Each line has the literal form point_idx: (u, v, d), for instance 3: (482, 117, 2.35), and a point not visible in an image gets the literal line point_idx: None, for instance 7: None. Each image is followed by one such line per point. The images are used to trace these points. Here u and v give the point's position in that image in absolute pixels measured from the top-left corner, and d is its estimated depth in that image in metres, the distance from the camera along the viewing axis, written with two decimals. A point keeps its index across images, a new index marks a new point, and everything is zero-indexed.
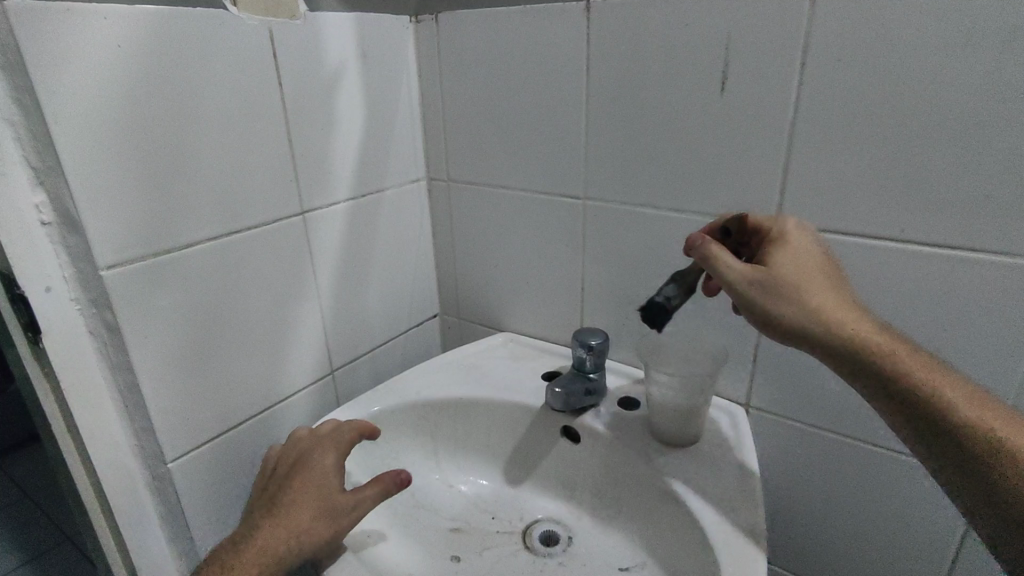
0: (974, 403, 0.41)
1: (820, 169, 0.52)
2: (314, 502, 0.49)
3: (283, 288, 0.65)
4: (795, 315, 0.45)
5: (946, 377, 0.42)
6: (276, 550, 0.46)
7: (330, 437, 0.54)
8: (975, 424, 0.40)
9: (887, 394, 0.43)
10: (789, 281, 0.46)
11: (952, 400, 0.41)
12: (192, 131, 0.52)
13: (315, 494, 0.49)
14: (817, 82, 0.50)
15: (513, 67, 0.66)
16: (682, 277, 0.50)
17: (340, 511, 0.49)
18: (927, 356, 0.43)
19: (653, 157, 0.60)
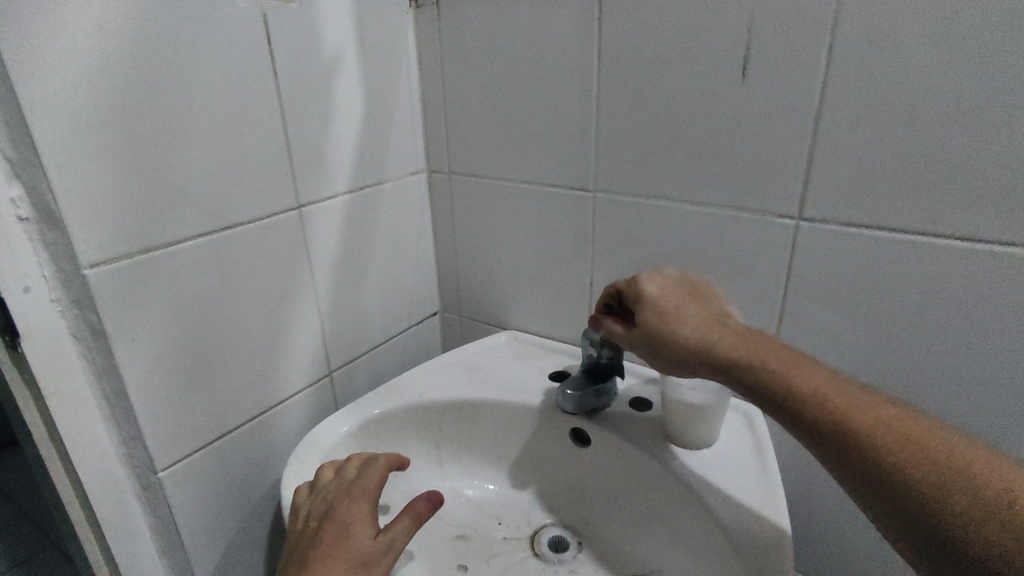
0: (853, 402, 0.37)
1: (847, 160, 0.49)
2: (344, 562, 0.43)
3: (278, 286, 0.61)
4: (666, 356, 0.45)
5: (811, 377, 0.39)
6: None
7: (358, 482, 0.49)
8: (858, 425, 0.36)
9: (770, 408, 0.40)
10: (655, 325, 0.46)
11: (818, 405, 0.38)
12: (178, 121, 0.49)
13: (344, 543, 0.44)
14: (847, 64, 0.47)
15: (519, 55, 0.63)
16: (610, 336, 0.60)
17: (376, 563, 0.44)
18: (795, 356, 0.40)
19: (667, 149, 0.58)
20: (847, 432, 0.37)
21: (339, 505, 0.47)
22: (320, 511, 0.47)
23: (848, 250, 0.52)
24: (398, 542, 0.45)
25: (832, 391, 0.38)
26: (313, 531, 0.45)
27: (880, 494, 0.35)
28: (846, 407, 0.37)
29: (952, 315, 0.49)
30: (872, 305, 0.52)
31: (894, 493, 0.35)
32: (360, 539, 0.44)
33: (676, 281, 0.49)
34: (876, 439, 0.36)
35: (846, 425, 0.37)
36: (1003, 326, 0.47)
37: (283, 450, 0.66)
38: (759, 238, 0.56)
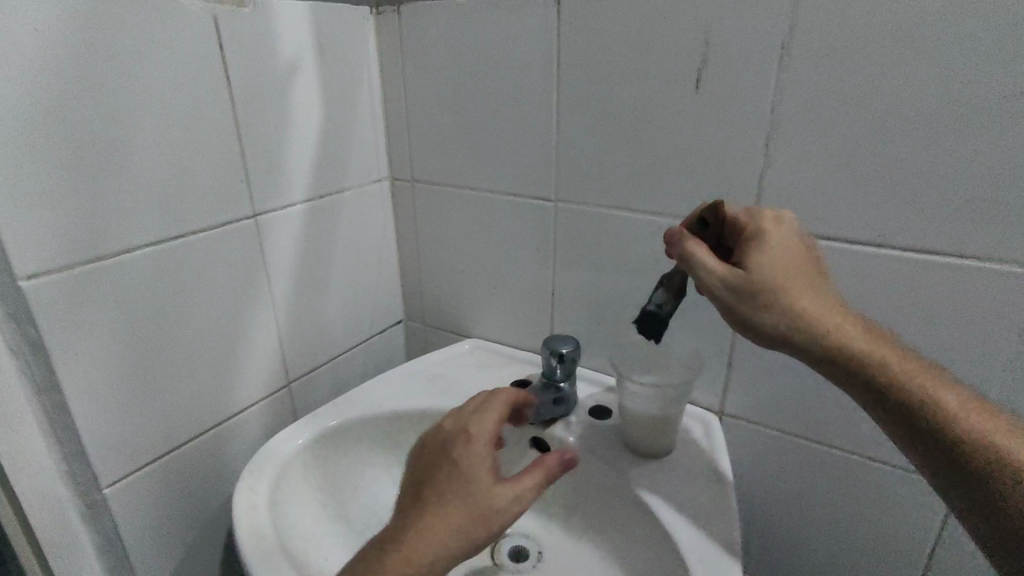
0: (972, 416, 0.39)
1: (797, 173, 0.51)
2: (466, 512, 0.40)
3: (235, 295, 0.60)
4: (770, 320, 0.43)
5: (930, 376, 0.41)
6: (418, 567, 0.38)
7: (484, 420, 0.44)
8: (976, 438, 0.38)
9: (879, 405, 0.41)
10: (771, 286, 0.42)
11: (937, 402, 0.40)
12: (126, 126, 0.48)
13: (463, 494, 0.40)
14: (795, 79, 0.48)
15: (480, 63, 0.63)
16: (670, 281, 0.51)
17: (497, 517, 0.40)
18: (907, 353, 0.42)
19: (625, 160, 0.58)
20: (960, 435, 0.39)
21: (470, 446, 0.42)
22: (436, 443, 0.44)
23: None
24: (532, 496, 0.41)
25: (946, 392, 0.40)
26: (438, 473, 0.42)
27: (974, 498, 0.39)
28: (958, 409, 0.39)
29: (900, 323, 0.51)
30: None
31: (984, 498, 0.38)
32: (496, 488, 0.41)
33: (786, 235, 0.45)
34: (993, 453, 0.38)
35: (959, 425, 0.39)
36: (943, 332, 0.49)
37: (237, 464, 0.64)
38: None
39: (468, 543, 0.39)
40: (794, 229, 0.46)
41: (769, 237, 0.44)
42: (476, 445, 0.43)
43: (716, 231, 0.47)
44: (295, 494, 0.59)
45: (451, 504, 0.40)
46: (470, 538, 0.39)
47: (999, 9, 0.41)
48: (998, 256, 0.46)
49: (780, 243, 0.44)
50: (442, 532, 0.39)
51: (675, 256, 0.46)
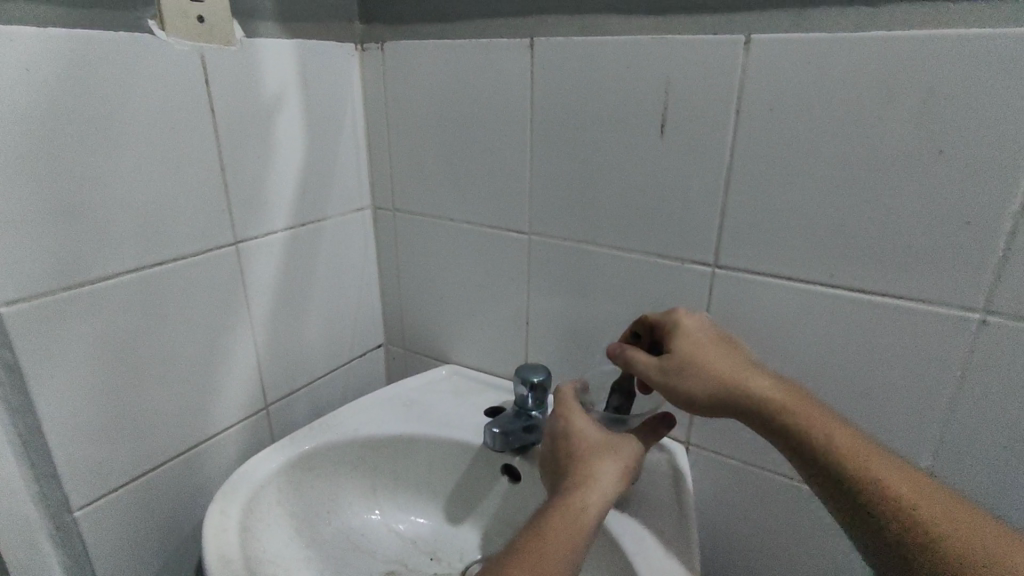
0: (877, 466, 0.42)
1: (756, 214, 0.53)
2: (605, 446, 0.50)
3: (214, 321, 0.62)
4: (689, 396, 0.48)
5: (840, 430, 0.44)
6: (594, 487, 0.47)
7: (569, 400, 0.55)
8: (879, 488, 0.41)
9: (800, 458, 0.45)
10: (687, 359, 0.49)
11: (845, 454, 0.43)
12: (111, 159, 0.50)
13: (600, 437, 0.51)
14: (751, 126, 0.51)
15: (459, 101, 0.66)
16: (620, 386, 0.57)
17: (627, 444, 0.51)
18: (821, 410, 0.46)
19: (594, 197, 0.60)
20: (870, 486, 0.42)
21: (572, 415, 0.53)
22: (552, 429, 0.54)
23: (759, 299, 0.55)
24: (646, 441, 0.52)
25: (855, 447, 0.43)
26: (563, 446, 0.52)
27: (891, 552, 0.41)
28: (867, 460, 0.43)
29: (853, 360, 0.52)
30: (784, 350, 0.55)
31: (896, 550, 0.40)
32: (615, 437, 0.52)
33: (701, 320, 0.52)
34: (893, 502, 0.41)
35: (865, 478, 0.42)
36: (891, 369, 0.51)
37: (211, 487, 0.65)
38: (679, 284, 0.58)
39: (615, 481, 0.48)
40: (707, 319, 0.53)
41: (685, 323, 0.52)
42: (581, 413, 0.54)
43: (647, 338, 0.56)
44: (270, 518, 0.60)
45: (586, 455, 0.50)
46: (616, 474, 0.49)
47: (935, 68, 0.44)
48: (940, 298, 0.48)
49: (695, 328, 0.51)
50: (596, 467, 0.48)
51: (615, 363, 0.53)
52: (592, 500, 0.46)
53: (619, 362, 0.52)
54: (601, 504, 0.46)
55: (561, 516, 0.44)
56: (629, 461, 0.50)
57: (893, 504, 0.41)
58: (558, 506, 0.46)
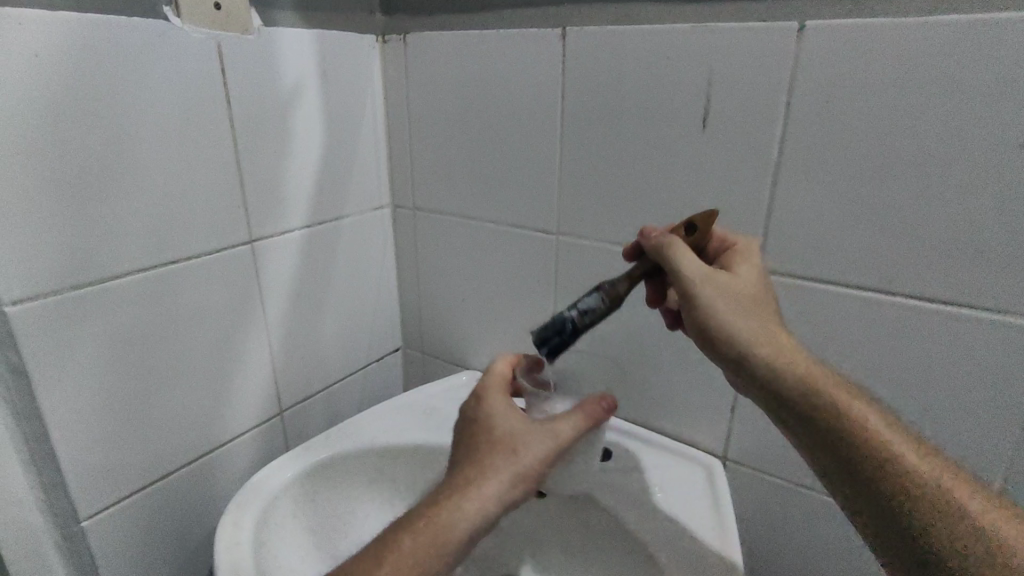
0: (889, 434, 0.40)
1: (805, 216, 0.49)
2: (499, 446, 0.45)
3: (228, 322, 0.59)
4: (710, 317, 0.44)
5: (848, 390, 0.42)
6: (462, 502, 0.43)
7: (493, 379, 0.50)
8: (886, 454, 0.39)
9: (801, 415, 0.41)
10: (738, 288, 0.45)
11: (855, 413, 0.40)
12: (123, 151, 0.47)
13: (503, 437, 0.45)
14: (802, 120, 0.47)
15: (483, 95, 0.63)
16: (612, 287, 0.47)
17: (524, 448, 0.45)
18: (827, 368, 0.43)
19: (628, 195, 0.57)
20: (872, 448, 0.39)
21: (490, 398, 0.48)
22: (469, 408, 0.49)
23: (807, 306, 0.51)
24: (563, 437, 0.46)
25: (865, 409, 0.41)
26: (471, 430, 0.47)
27: (881, 516, 0.38)
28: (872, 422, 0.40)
29: (911, 373, 0.48)
30: (837, 361, 0.51)
31: (893, 516, 0.38)
32: (525, 432, 0.45)
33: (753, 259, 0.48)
34: (897, 474, 0.38)
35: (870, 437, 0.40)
36: (955, 385, 0.47)
37: (224, 496, 0.62)
38: None
39: (505, 489, 0.44)
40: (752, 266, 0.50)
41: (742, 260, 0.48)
42: (497, 399, 0.48)
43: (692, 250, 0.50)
44: (283, 531, 0.57)
45: (485, 452, 0.45)
46: (506, 481, 0.44)
47: (1013, 56, 0.40)
48: (1014, 309, 0.43)
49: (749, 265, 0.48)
50: (477, 476, 0.44)
51: (660, 254, 0.47)
52: (463, 515, 0.42)
53: (668, 254, 0.46)
54: (473, 522, 0.42)
55: (422, 530, 0.42)
56: (530, 466, 0.44)
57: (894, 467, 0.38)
58: (425, 515, 0.43)
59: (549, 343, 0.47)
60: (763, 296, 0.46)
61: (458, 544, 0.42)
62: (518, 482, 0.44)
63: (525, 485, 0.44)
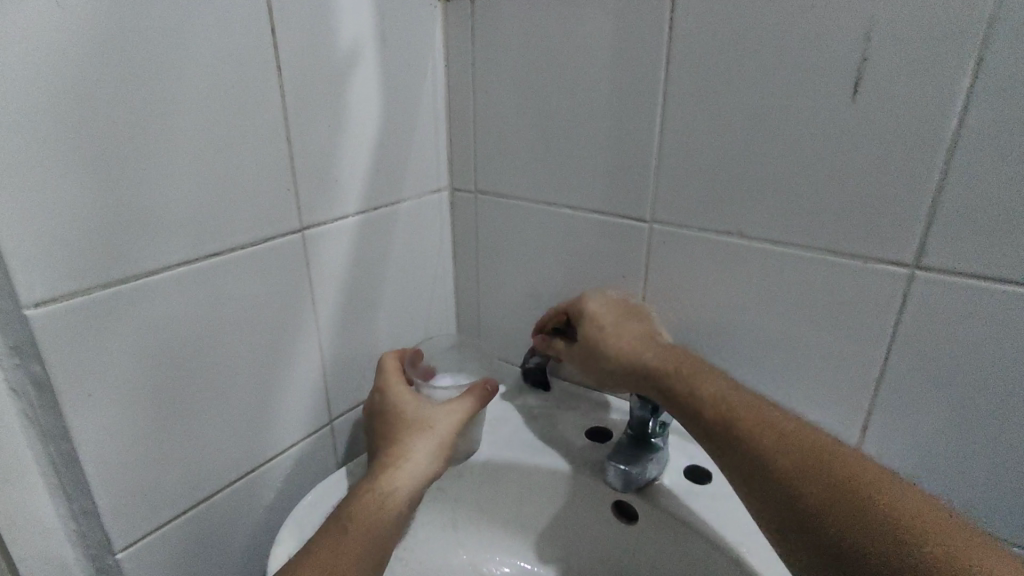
0: (779, 430, 0.39)
1: (987, 204, 0.39)
2: (410, 428, 0.49)
3: (278, 322, 0.52)
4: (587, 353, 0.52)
5: (739, 404, 0.42)
6: (388, 482, 0.46)
7: (389, 373, 0.54)
8: (792, 461, 0.38)
9: (692, 426, 0.44)
10: (602, 342, 0.51)
11: (748, 423, 0.40)
12: (157, 124, 0.40)
13: (409, 421, 0.50)
14: (992, 82, 0.38)
15: (564, 61, 0.54)
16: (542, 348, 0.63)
17: (434, 426, 0.50)
18: (711, 383, 0.44)
19: (744, 177, 0.48)
20: (781, 460, 0.38)
21: (390, 389, 0.52)
22: (373, 408, 0.53)
23: (978, 314, 0.42)
24: (467, 410, 0.51)
25: (764, 423, 0.40)
26: (382, 421, 0.51)
27: (772, 500, 0.38)
28: (771, 436, 0.39)
29: None
30: (1008, 385, 0.42)
31: (778, 494, 0.37)
32: (432, 411, 0.50)
33: (606, 307, 0.55)
34: (802, 483, 0.37)
35: (776, 448, 0.39)
36: None
37: (270, 516, 0.56)
38: (862, 291, 0.45)
39: (426, 461, 0.48)
40: (615, 302, 0.56)
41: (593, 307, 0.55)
42: (394, 390, 0.52)
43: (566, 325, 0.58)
44: None
45: (399, 435, 0.49)
46: (426, 453, 0.48)
47: None
48: None
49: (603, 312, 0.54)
50: (399, 457, 0.47)
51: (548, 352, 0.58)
52: (396, 487, 0.46)
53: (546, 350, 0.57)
54: (406, 490, 0.46)
55: (363, 508, 0.44)
56: (444, 438, 0.49)
57: (804, 474, 0.37)
58: (362, 494, 0.45)
59: (529, 369, 0.64)
60: (631, 332, 0.51)
61: (397, 513, 0.45)
62: (435, 453, 0.48)
63: (443, 454, 0.49)
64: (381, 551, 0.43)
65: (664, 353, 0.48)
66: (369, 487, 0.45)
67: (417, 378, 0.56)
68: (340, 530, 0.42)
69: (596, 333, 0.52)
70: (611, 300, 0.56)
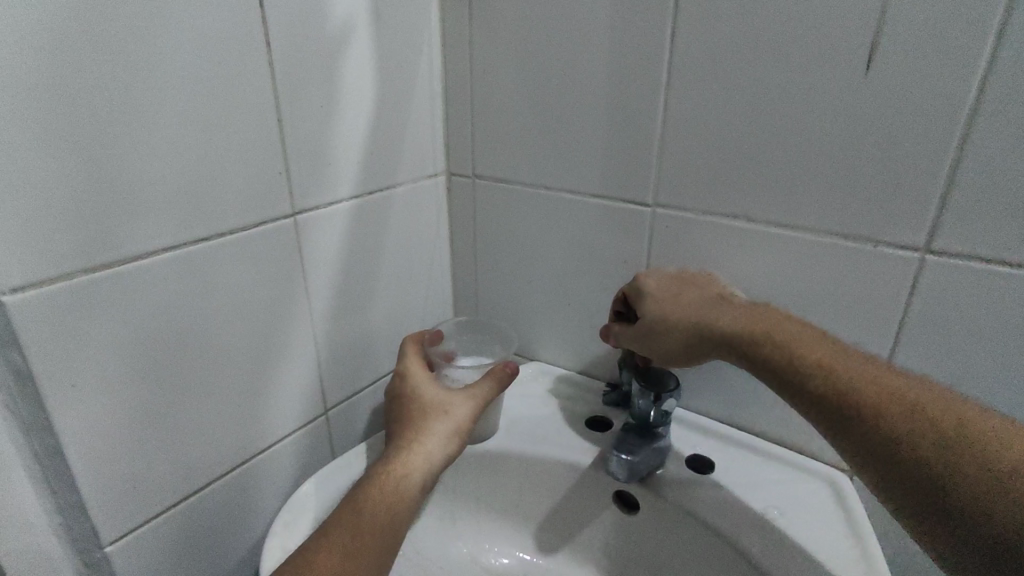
0: (895, 396, 0.34)
1: (1002, 184, 0.38)
2: (428, 409, 0.49)
3: (271, 309, 0.51)
4: (653, 330, 0.46)
5: (845, 369, 0.36)
6: (403, 464, 0.45)
7: (409, 356, 0.54)
8: (918, 429, 0.33)
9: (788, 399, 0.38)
10: (669, 318, 0.46)
11: (858, 393, 0.35)
12: (141, 102, 0.38)
13: (427, 403, 0.49)
14: (1009, 58, 0.36)
15: (565, 38, 0.52)
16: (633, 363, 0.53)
17: (451, 409, 0.49)
18: (811, 346, 0.38)
19: (750, 158, 0.47)
20: (902, 431, 0.33)
21: (410, 371, 0.52)
22: (394, 390, 0.53)
23: (991, 297, 0.41)
24: (487, 395, 0.51)
25: (875, 390, 0.35)
26: (400, 403, 0.51)
27: (900, 476, 0.33)
28: (885, 404, 0.34)
29: None
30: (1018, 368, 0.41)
31: (918, 480, 0.32)
32: (451, 394, 0.50)
33: (663, 278, 0.49)
34: (935, 456, 0.32)
35: (895, 419, 0.34)
36: None
37: (265, 506, 0.54)
38: (872, 275, 0.44)
39: (442, 444, 0.47)
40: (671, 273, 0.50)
41: (649, 283, 0.49)
42: (414, 371, 0.52)
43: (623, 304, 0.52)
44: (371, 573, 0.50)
45: (417, 416, 0.49)
46: (445, 435, 0.48)
47: None
48: None
49: (661, 286, 0.48)
50: (417, 439, 0.47)
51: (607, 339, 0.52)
52: (414, 467, 0.45)
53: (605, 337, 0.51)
54: (423, 472, 0.45)
55: (381, 484, 0.43)
56: (462, 421, 0.49)
57: (934, 445, 0.32)
58: (381, 470, 0.44)
59: (619, 396, 0.59)
60: (699, 301, 0.46)
61: (414, 494, 0.44)
62: (452, 436, 0.48)
63: (460, 438, 0.48)
64: (399, 528, 0.42)
65: (748, 317, 0.42)
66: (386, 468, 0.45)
67: (439, 360, 0.56)
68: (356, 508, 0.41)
69: (661, 310, 0.46)
70: (665, 275, 0.50)
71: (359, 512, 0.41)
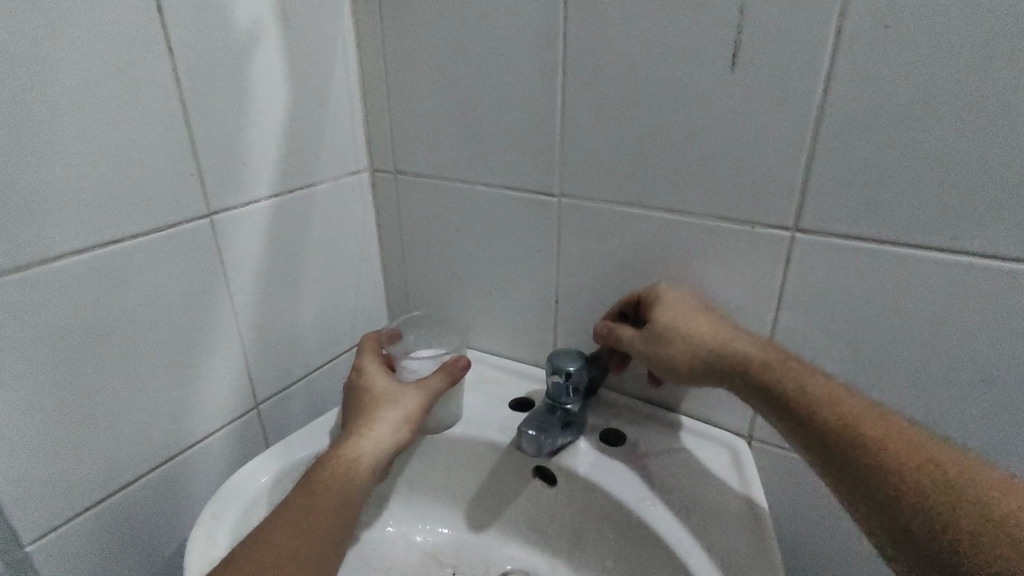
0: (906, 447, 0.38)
1: (853, 167, 0.42)
2: (378, 400, 0.51)
3: (191, 308, 0.52)
4: (656, 337, 0.48)
5: (869, 417, 0.39)
6: (355, 449, 0.47)
7: (365, 352, 0.56)
8: (915, 480, 0.36)
9: (797, 435, 0.41)
10: (688, 335, 0.47)
11: (873, 438, 0.38)
12: (47, 106, 0.39)
13: (377, 395, 0.51)
14: (847, 56, 0.40)
15: (470, 39, 0.55)
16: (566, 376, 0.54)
17: (404, 400, 0.51)
18: (835, 391, 0.41)
19: (641, 151, 0.50)
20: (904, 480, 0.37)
21: (365, 365, 0.54)
22: (349, 381, 0.54)
23: (850, 271, 0.45)
24: (435, 386, 0.53)
25: (886, 439, 0.38)
26: (353, 395, 0.53)
27: (891, 519, 0.37)
28: (895, 454, 0.38)
29: (962, 342, 0.43)
30: (876, 334, 0.46)
31: (904, 523, 0.36)
32: (402, 386, 0.52)
33: (682, 296, 0.50)
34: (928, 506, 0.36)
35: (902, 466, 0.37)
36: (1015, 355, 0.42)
37: (196, 500, 0.56)
38: (750, 255, 0.48)
39: (391, 431, 0.49)
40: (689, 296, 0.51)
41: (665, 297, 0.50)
42: (367, 365, 0.54)
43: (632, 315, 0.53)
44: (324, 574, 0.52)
45: (368, 406, 0.51)
46: (394, 424, 0.49)
47: None
48: None
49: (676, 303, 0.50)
50: (370, 428, 0.49)
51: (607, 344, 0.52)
52: (364, 452, 0.47)
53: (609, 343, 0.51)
54: (375, 458, 0.47)
55: (332, 468, 0.46)
56: (412, 410, 0.51)
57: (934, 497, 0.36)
58: (333, 455, 0.47)
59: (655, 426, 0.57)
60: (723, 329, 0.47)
61: (364, 480, 0.46)
62: (402, 425, 0.50)
63: (411, 426, 0.50)
64: (350, 511, 0.45)
65: (774, 354, 0.44)
66: (337, 453, 0.47)
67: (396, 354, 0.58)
68: (308, 495, 0.44)
69: (676, 325, 0.47)
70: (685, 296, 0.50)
71: (313, 499, 0.44)
